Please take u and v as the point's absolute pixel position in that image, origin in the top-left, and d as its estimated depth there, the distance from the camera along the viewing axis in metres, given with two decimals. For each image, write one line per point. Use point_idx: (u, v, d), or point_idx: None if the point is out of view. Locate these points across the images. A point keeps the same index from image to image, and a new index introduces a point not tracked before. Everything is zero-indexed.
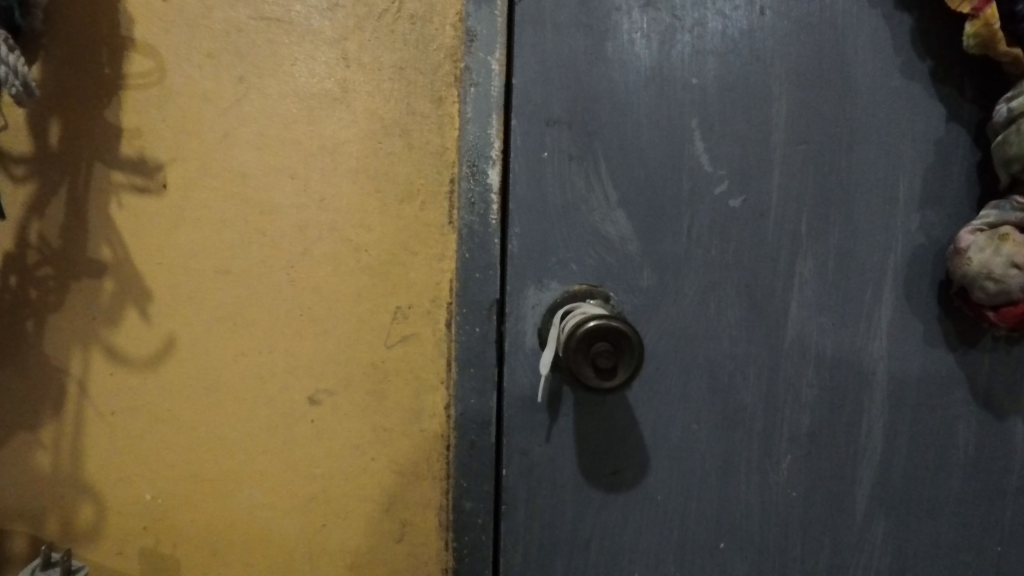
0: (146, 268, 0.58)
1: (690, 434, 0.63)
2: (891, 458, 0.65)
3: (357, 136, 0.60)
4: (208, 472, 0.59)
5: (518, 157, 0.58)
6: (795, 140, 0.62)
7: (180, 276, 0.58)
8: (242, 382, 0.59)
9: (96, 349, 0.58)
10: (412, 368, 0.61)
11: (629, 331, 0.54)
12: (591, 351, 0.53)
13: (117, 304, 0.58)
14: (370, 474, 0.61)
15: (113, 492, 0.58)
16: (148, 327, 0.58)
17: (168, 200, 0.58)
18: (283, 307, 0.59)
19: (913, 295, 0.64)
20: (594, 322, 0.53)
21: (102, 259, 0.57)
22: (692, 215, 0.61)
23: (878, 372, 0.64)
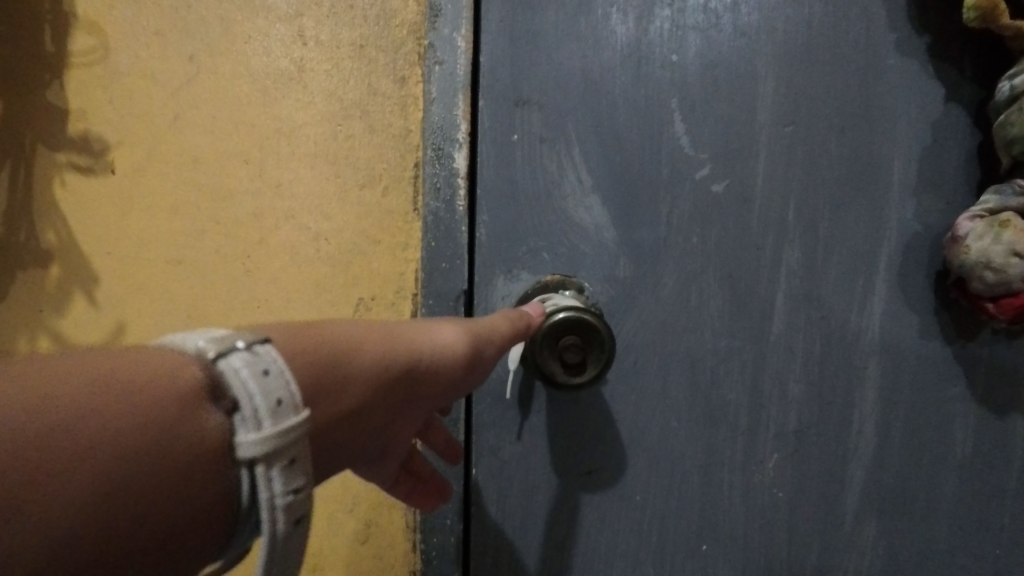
0: (95, 255, 0.60)
1: (670, 432, 0.60)
2: (883, 458, 0.61)
3: (315, 120, 0.58)
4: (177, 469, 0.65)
5: (486, 140, 0.56)
6: (782, 121, 0.58)
7: (128, 264, 0.60)
8: None
9: (44, 332, 0.61)
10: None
11: (599, 325, 0.53)
12: (559, 345, 0.53)
13: (65, 288, 0.61)
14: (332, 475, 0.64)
15: None
16: (96, 311, 0.60)
17: (111, 181, 0.59)
18: (239, 297, 0.59)
19: (908, 287, 0.60)
20: (564, 314, 0.52)
21: (48, 244, 0.60)
22: (672, 201, 0.58)
23: (870, 367, 0.61)
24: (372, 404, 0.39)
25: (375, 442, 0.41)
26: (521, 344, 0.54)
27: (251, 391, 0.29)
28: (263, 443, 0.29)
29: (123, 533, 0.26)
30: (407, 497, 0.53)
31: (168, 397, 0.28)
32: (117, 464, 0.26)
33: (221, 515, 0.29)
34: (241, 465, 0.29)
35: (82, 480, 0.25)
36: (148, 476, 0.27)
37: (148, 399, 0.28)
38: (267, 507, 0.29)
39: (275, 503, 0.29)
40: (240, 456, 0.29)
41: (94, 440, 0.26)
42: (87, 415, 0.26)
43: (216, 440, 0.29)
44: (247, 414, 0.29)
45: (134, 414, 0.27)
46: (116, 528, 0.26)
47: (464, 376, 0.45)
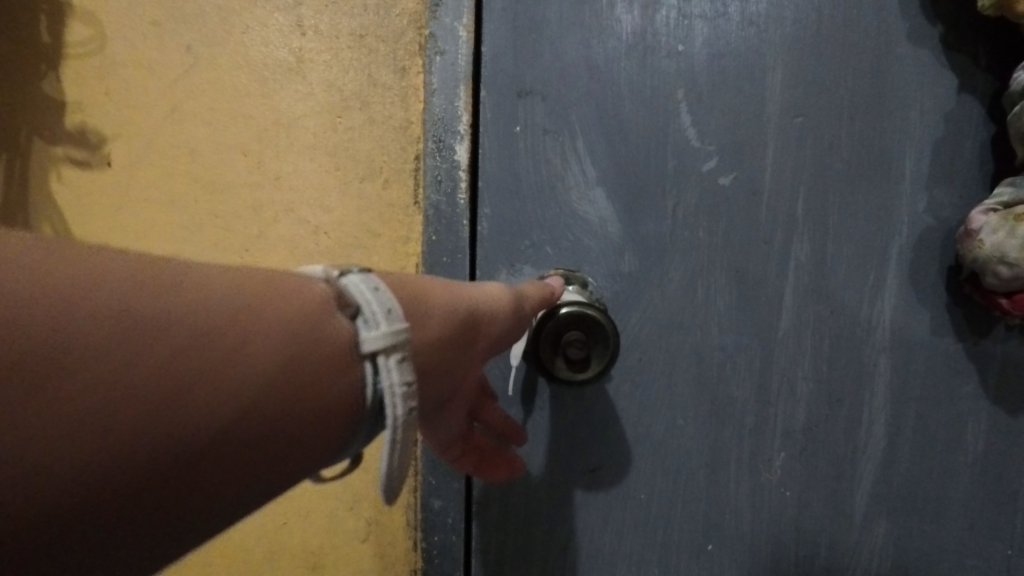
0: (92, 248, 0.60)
1: (676, 430, 0.59)
2: (893, 458, 0.60)
3: (314, 112, 0.58)
4: None
5: (488, 132, 0.56)
6: (791, 112, 0.57)
7: None
8: None
9: None
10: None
11: (604, 321, 0.51)
12: (562, 341, 0.52)
13: None
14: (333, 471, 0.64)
15: None
16: None
17: (108, 175, 0.59)
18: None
19: (920, 282, 0.59)
20: (567, 310, 0.51)
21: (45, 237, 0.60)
22: (678, 194, 0.57)
23: (880, 364, 0.59)
24: (448, 340, 0.39)
25: (447, 386, 0.40)
26: (524, 340, 0.54)
27: (371, 298, 0.33)
28: (387, 337, 0.32)
29: (284, 403, 0.28)
30: (477, 467, 0.53)
31: (308, 298, 0.31)
32: (276, 346, 0.29)
33: (351, 404, 0.31)
34: (364, 360, 0.32)
35: (251, 355, 0.28)
36: (306, 355, 0.30)
37: (292, 300, 0.31)
38: (388, 396, 0.32)
39: (395, 392, 0.32)
40: (364, 350, 0.32)
41: (266, 320, 0.29)
42: (252, 302, 0.29)
43: (346, 337, 0.32)
44: (370, 313, 0.32)
45: (285, 307, 0.30)
46: (284, 395, 0.28)
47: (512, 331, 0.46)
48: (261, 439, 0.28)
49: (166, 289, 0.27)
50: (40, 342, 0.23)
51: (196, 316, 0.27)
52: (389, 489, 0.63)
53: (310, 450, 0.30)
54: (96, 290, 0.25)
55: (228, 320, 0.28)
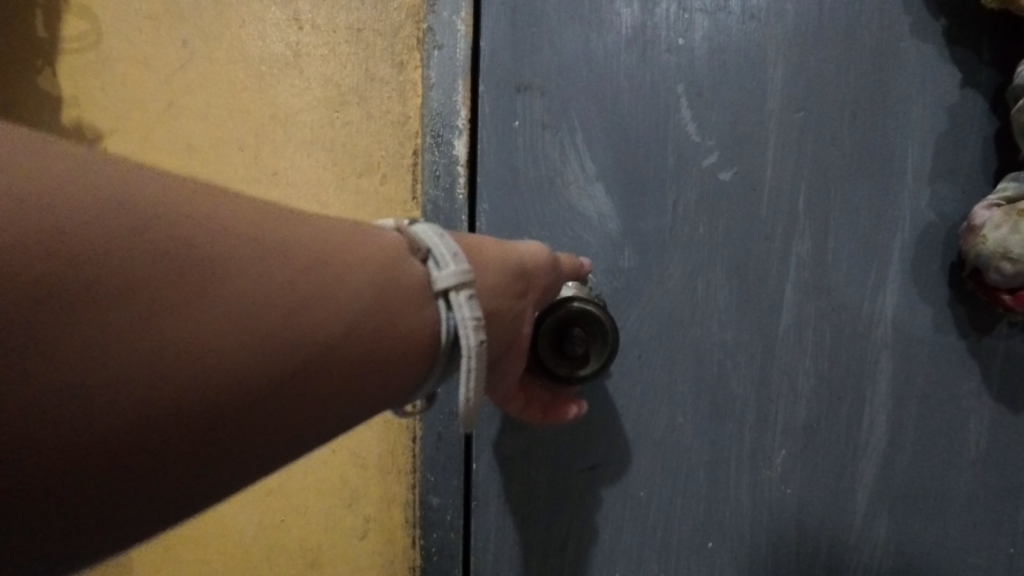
0: None
1: (675, 427, 0.59)
2: (894, 455, 0.60)
3: (311, 106, 0.58)
4: None
5: (487, 127, 0.55)
6: (792, 107, 0.57)
7: None
8: None
9: None
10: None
11: (605, 319, 0.52)
12: (564, 335, 0.52)
13: None
14: (331, 468, 0.64)
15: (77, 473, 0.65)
16: None
17: None
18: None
19: (922, 279, 0.59)
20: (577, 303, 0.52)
21: None
22: (678, 190, 0.56)
23: (882, 361, 0.59)
24: (501, 291, 0.41)
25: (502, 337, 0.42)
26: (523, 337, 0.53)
27: (438, 243, 0.37)
28: (458, 274, 0.36)
29: (381, 324, 0.32)
30: (542, 415, 0.54)
31: (387, 241, 0.35)
32: (368, 280, 0.32)
33: (430, 335, 0.35)
34: (438, 296, 0.36)
35: (349, 287, 0.31)
36: (395, 286, 0.34)
37: (378, 244, 0.35)
38: (461, 327, 0.35)
39: (467, 323, 0.35)
40: (438, 286, 0.36)
41: (359, 255, 0.33)
42: (347, 239, 0.33)
43: (421, 276, 0.36)
44: (441, 253, 0.36)
45: (373, 250, 0.34)
46: (382, 318, 0.32)
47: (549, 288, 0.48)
48: (362, 361, 0.31)
49: (277, 221, 0.30)
50: (195, 255, 0.26)
51: (308, 249, 0.30)
52: (388, 486, 0.63)
53: (399, 378, 0.34)
54: (230, 221, 0.28)
55: (331, 256, 0.31)
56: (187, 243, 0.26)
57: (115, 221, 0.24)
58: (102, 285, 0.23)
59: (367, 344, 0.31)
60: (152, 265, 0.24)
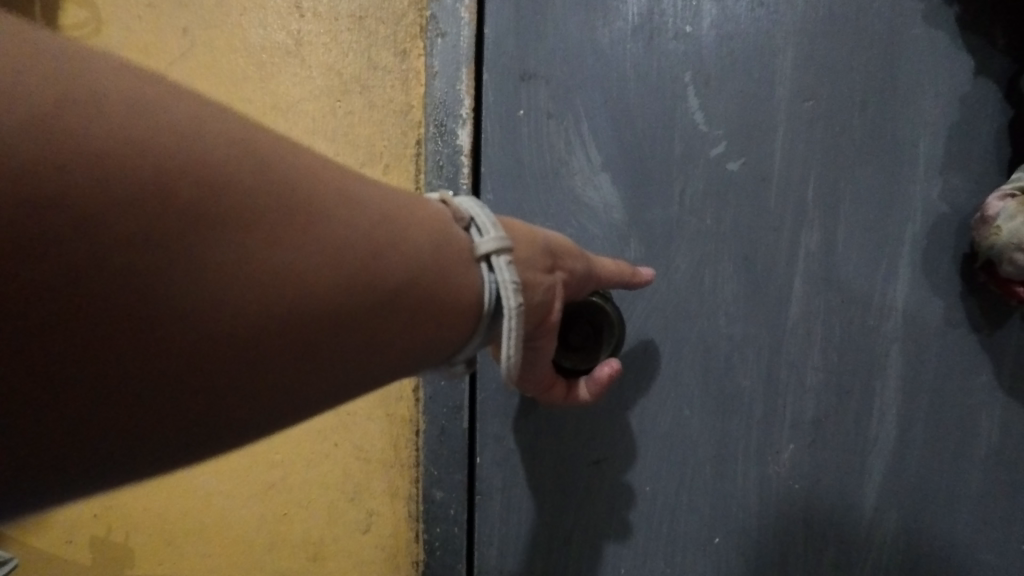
0: None
1: (681, 421, 0.58)
2: (904, 450, 0.59)
3: (312, 96, 0.59)
4: None
5: (491, 116, 0.55)
6: (802, 96, 0.56)
7: None
8: None
9: None
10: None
11: (612, 309, 0.52)
12: (570, 328, 0.52)
13: None
14: (333, 461, 0.63)
15: None
16: None
17: None
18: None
19: (934, 271, 0.57)
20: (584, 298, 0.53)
21: None
22: (684, 180, 0.56)
23: (892, 355, 0.58)
24: (536, 264, 0.41)
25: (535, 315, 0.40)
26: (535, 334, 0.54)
27: (481, 212, 0.38)
28: (499, 240, 0.37)
29: (431, 281, 0.33)
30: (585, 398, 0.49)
31: (435, 207, 0.36)
32: (422, 239, 0.33)
33: (475, 298, 0.36)
34: (481, 261, 0.36)
35: (406, 243, 0.32)
36: (444, 247, 0.34)
37: (427, 208, 0.35)
38: (504, 290, 0.36)
39: (509, 286, 0.36)
40: (482, 251, 0.36)
41: (412, 215, 0.33)
42: (401, 200, 0.34)
43: (466, 243, 0.36)
44: (483, 221, 0.37)
45: (429, 212, 0.35)
46: (433, 275, 0.33)
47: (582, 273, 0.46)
48: (420, 312, 0.32)
49: (339, 175, 0.31)
50: (285, 196, 0.27)
51: (378, 203, 0.31)
52: (391, 480, 0.63)
53: (444, 335, 0.34)
54: (312, 168, 0.29)
55: (396, 212, 0.32)
56: (278, 185, 0.27)
57: (220, 157, 0.25)
58: (208, 217, 0.24)
59: (419, 300, 0.32)
60: (249, 201, 0.25)
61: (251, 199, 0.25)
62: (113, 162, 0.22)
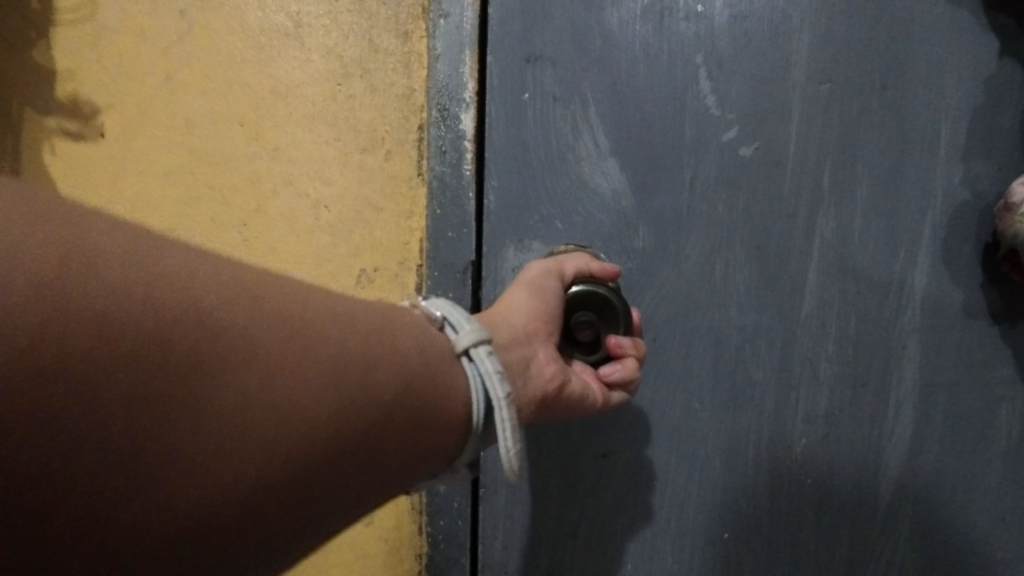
0: None
1: (691, 414, 0.57)
2: (921, 446, 0.57)
3: (312, 79, 0.58)
4: None
5: (495, 99, 0.54)
6: (818, 77, 0.54)
7: None
8: None
9: None
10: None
11: (594, 286, 0.50)
12: (580, 327, 0.50)
13: None
14: None
15: None
16: None
17: (105, 146, 0.61)
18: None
19: (955, 261, 0.55)
20: (575, 290, 0.50)
21: None
22: (696, 166, 0.54)
23: (910, 347, 0.56)
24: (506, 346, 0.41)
25: (528, 390, 0.42)
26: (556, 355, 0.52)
27: (451, 310, 0.38)
28: (473, 332, 0.37)
29: (425, 390, 0.34)
30: (637, 373, 0.49)
31: (413, 314, 0.37)
32: (410, 348, 0.34)
33: (465, 394, 0.36)
34: (461, 357, 0.37)
35: (395, 356, 0.33)
36: (430, 352, 0.35)
37: (408, 316, 0.36)
38: (488, 379, 0.36)
39: (492, 374, 0.36)
40: (460, 347, 0.37)
41: (398, 326, 0.35)
42: (382, 313, 0.35)
43: (445, 343, 0.37)
44: (455, 320, 0.38)
45: (406, 319, 0.36)
46: (425, 383, 0.34)
47: (555, 314, 0.47)
48: (415, 423, 0.33)
49: (325, 298, 0.32)
50: (275, 332, 0.28)
51: (363, 321, 0.32)
52: None
53: (441, 438, 0.35)
54: (301, 297, 0.30)
55: (383, 327, 0.33)
56: (272, 320, 0.28)
57: (212, 300, 0.26)
58: (206, 366, 0.25)
59: (414, 411, 0.33)
60: (244, 341, 0.26)
61: (246, 339, 0.27)
62: (109, 328, 0.23)
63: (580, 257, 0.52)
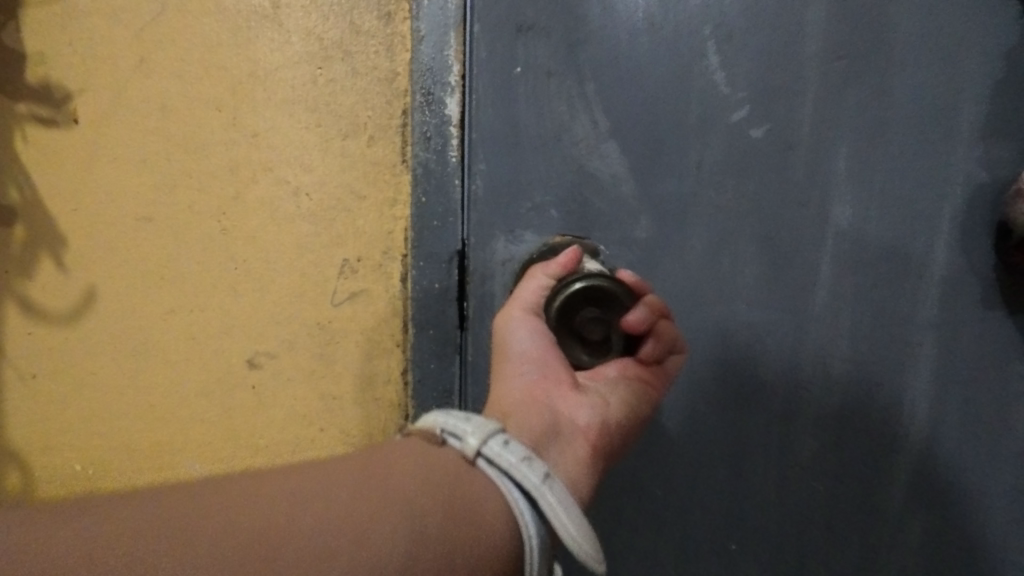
0: (64, 217, 0.59)
1: (696, 416, 0.54)
2: (936, 451, 0.53)
3: (291, 62, 0.54)
4: (144, 442, 0.62)
5: (483, 74, 0.50)
6: (834, 55, 0.49)
7: (97, 225, 0.58)
8: (174, 340, 0.59)
9: (12, 299, 0.60)
10: (360, 329, 0.57)
11: (571, 288, 0.48)
12: (589, 324, 0.49)
13: (31, 251, 0.60)
14: (319, 444, 0.59)
15: (45, 461, 0.64)
16: (64, 279, 0.60)
17: (79, 135, 0.57)
18: (218, 256, 0.57)
19: (973, 252, 0.51)
20: (559, 301, 0.48)
21: (10, 203, 0.59)
22: (702, 149, 0.50)
23: (925, 345, 0.52)
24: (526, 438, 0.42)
25: (571, 455, 0.43)
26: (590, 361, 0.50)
27: (448, 422, 0.41)
28: (473, 434, 0.40)
29: (446, 517, 0.36)
30: (667, 329, 0.49)
31: (421, 447, 0.41)
32: (419, 485, 0.37)
33: (492, 497, 0.38)
34: (476, 463, 0.40)
35: (405, 498, 0.36)
36: (442, 476, 0.38)
37: (415, 452, 0.40)
38: (507, 470, 0.39)
39: (508, 464, 0.39)
40: (470, 455, 0.39)
41: (404, 470, 0.38)
42: (386, 463, 0.38)
43: (457, 456, 0.40)
44: (452, 430, 0.41)
45: (413, 456, 0.40)
46: (444, 509, 0.36)
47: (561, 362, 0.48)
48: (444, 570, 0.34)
49: (328, 476, 0.36)
50: (281, 527, 0.32)
51: (366, 483, 0.36)
52: None
53: (485, 549, 0.36)
54: (307, 484, 0.35)
55: (389, 477, 0.37)
56: (275, 521, 0.32)
57: (216, 527, 0.31)
58: None
59: (442, 541, 0.35)
60: (259, 541, 0.31)
61: (260, 539, 0.31)
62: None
63: (538, 274, 0.49)
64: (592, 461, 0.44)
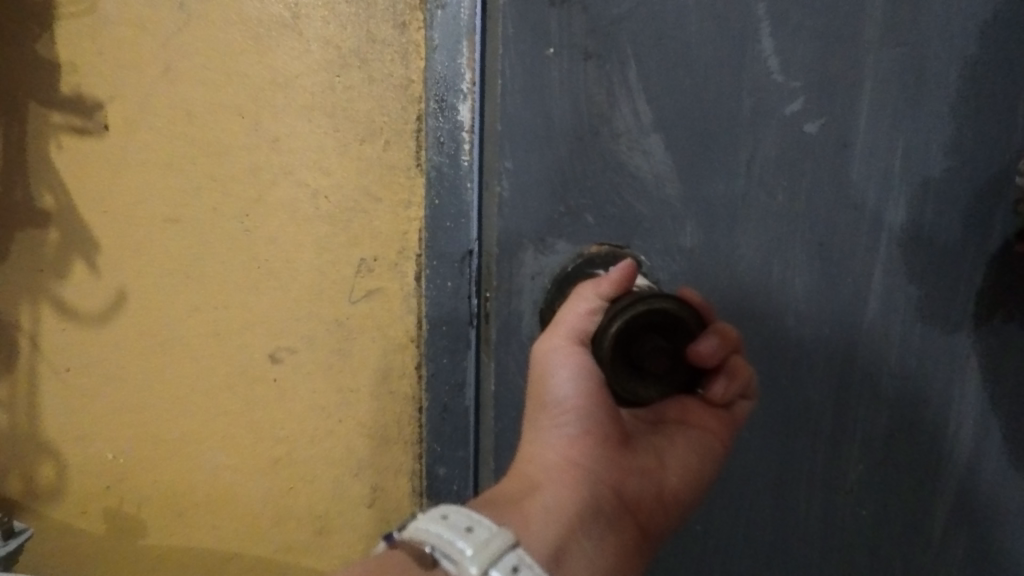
0: (94, 218, 0.60)
1: (740, 443, 0.52)
2: (977, 467, 0.51)
3: (311, 71, 0.54)
4: (170, 433, 0.63)
5: (508, 56, 0.48)
6: (882, 55, 0.47)
7: (127, 228, 0.60)
8: (197, 337, 0.61)
9: (45, 300, 0.63)
10: (377, 326, 0.58)
11: (631, 312, 0.44)
12: (651, 351, 0.45)
13: (64, 252, 0.62)
14: (338, 436, 0.60)
15: (74, 454, 0.65)
16: (91, 280, 0.62)
17: (110, 142, 0.58)
18: (245, 257, 0.58)
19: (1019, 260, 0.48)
20: (619, 325, 0.44)
21: (46, 207, 0.61)
22: (755, 143, 0.48)
23: (962, 355, 0.50)
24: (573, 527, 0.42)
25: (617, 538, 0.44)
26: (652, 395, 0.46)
27: (442, 538, 0.36)
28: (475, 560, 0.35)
29: None
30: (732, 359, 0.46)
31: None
32: None
33: None
34: None
35: None
36: None
37: None
38: None
39: None
40: None
41: None
42: None
43: None
44: (444, 550, 0.36)
45: None
46: None
47: (605, 407, 0.46)
48: None
49: None
50: None
51: None
52: (394, 454, 0.60)
53: None
54: None
55: None
56: None
57: None
58: None
59: None
60: None
61: None
62: None
63: (586, 294, 0.45)
64: (640, 540, 0.46)
